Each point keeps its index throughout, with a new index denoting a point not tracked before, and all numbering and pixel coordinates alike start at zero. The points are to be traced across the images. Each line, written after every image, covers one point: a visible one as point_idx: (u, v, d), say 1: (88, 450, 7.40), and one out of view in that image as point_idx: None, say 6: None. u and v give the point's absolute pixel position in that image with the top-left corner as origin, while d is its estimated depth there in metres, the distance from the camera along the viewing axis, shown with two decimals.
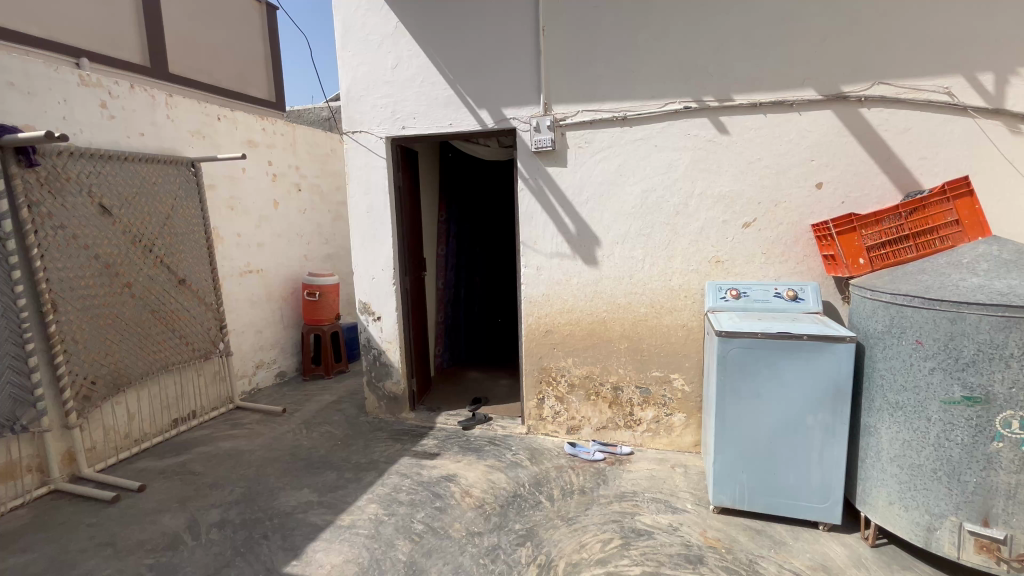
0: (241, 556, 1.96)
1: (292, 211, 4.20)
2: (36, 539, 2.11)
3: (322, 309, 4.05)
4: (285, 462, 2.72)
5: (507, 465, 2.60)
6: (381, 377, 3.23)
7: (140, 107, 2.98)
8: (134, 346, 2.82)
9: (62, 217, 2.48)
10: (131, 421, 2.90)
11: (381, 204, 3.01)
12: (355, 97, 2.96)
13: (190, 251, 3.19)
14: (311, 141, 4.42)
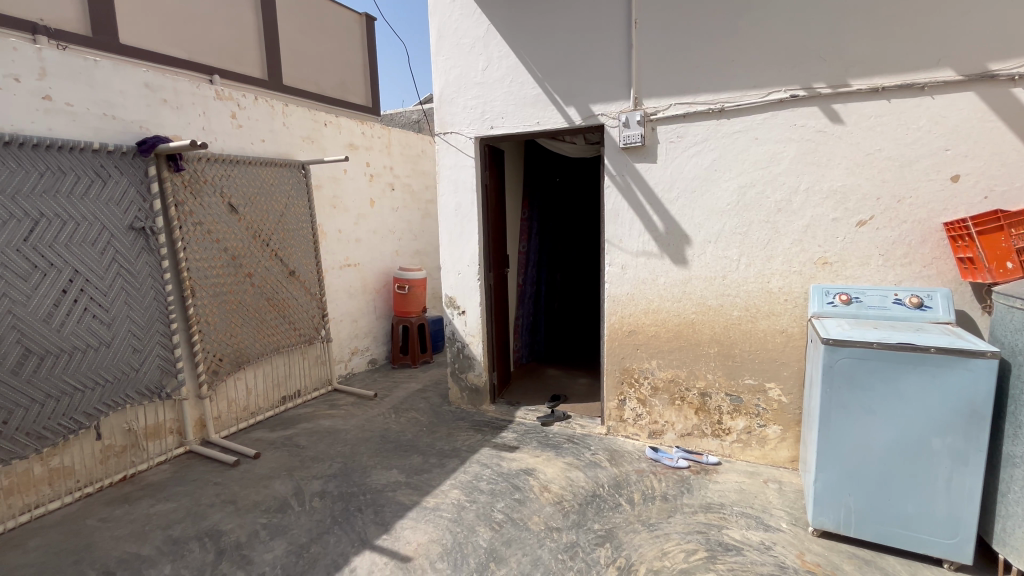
0: (339, 525, 2.14)
1: (386, 209, 4.48)
2: (176, 491, 2.47)
3: (411, 301, 4.28)
4: (376, 443, 2.92)
5: (585, 464, 2.58)
6: (464, 369, 3.35)
7: (262, 116, 3.34)
8: (252, 329, 3.18)
9: (199, 215, 2.86)
10: (249, 395, 3.27)
11: (468, 202, 3.12)
12: (447, 99, 3.09)
13: (300, 246, 3.52)
14: (404, 143, 4.66)
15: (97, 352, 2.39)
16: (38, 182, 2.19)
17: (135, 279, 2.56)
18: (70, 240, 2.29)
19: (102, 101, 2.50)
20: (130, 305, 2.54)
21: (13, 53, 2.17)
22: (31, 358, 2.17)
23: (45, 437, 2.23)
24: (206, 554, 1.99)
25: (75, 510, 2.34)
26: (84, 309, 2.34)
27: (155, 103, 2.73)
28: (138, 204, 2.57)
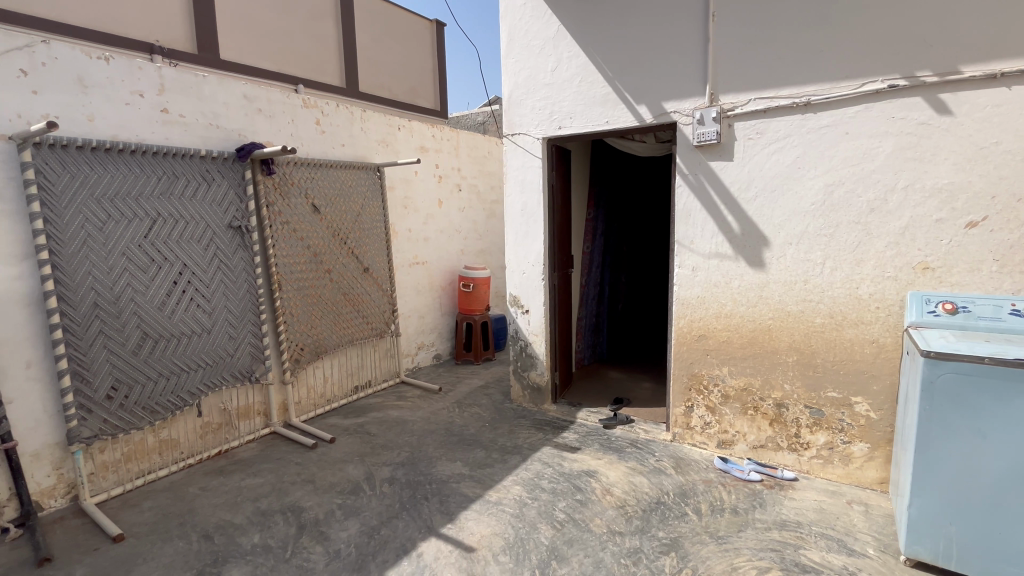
0: (406, 511, 2.24)
1: (453, 209, 4.61)
2: (262, 468, 2.69)
3: (476, 299, 4.38)
4: (441, 435, 3.02)
5: (649, 470, 2.53)
6: (527, 367, 3.38)
7: (343, 122, 3.55)
8: (330, 321, 3.40)
9: (287, 215, 3.10)
10: (325, 383, 3.50)
11: (535, 202, 3.15)
12: (516, 101, 3.14)
13: (373, 244, 3.71)
14: (472, 145, 4.77)
15: (199, 338, 2.67)
16: (156, 185, 2.48)
17: (232, 273, 2.82)
18: (180, 237, 2.57)
19: (209, 112, 2.78)
20: (228, 296, 2.80)
21: (139, 72, 2.48)
22: (148, 341, 2.46)
23: (157, 411, 2.52)
24: (289, 528, 2.16)
25: (180, 478, 2.63)
26: (190, 299, 2.62)
27: (251, 113, 2.99)
28: (236, 205, 2.83)
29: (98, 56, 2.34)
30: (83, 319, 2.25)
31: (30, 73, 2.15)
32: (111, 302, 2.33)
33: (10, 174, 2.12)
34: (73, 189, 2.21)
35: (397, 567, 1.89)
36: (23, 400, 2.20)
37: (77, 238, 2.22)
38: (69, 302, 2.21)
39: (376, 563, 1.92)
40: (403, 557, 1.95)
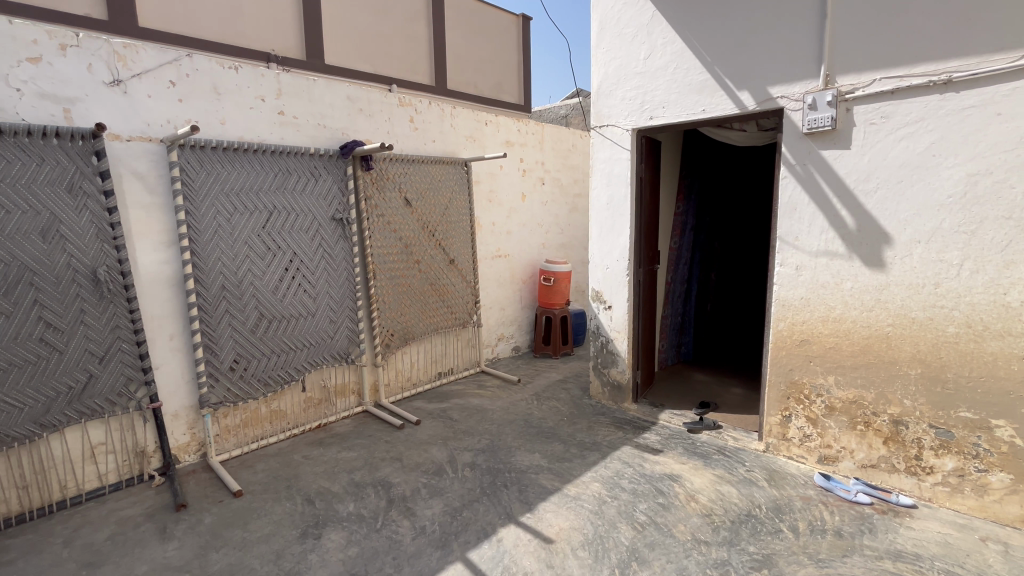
0: (487, 496, 2.31)
1: (536, 203, 4.62)
2: (356, 443, 2.91)
3: (556, 293, 4.38)
4: (520, 426, 3.07)
5: (739, 480, 2.38)
6: (607, 364, 3.32)
7: (434, 119, 3.69)
8: (417, 309, 3.57)
9: (382, 208, 3.29)
10: (412, 368, 3.69)
11: (622, 195, 3.07)
12: (605, 91, 3.07)
13: (459, 237, 3.83)
14: (556, 138, 4.75)
15: (305, 320, 2.93)
16: (272, 181, 2.75)
17: (334, 261, 3.06)
18: (291, 228, 2.83)
19: (317, 113, 3.02)
20: (329, 283, 3.04)
21: (261, 79, 2.76)
22: (264, 320, 2.74)
23: (269, 383, 2.81)
24: (380, 500, 2.31)
25: (287, 445, 2.91)
26: (299, 284, 2.88)
27: (354, 112, 3.21)
28: (338, 199, 3.06)
29: (229, 66, 2.64)
30: (213, 298, 2.57)
31: (177, 83, 2.48)
32: (235, 285, 2.63)
33: (161, 171, 2.46)
34: (208, 184, 2.52)
35: (478, 549, 1.96)
36: (167, 367, 2.56)
37: (209, 227, 2.53)
38: (203, 283, 2.53)
39: (458, 543, 2.00)
40: (484, 540, 2.01)
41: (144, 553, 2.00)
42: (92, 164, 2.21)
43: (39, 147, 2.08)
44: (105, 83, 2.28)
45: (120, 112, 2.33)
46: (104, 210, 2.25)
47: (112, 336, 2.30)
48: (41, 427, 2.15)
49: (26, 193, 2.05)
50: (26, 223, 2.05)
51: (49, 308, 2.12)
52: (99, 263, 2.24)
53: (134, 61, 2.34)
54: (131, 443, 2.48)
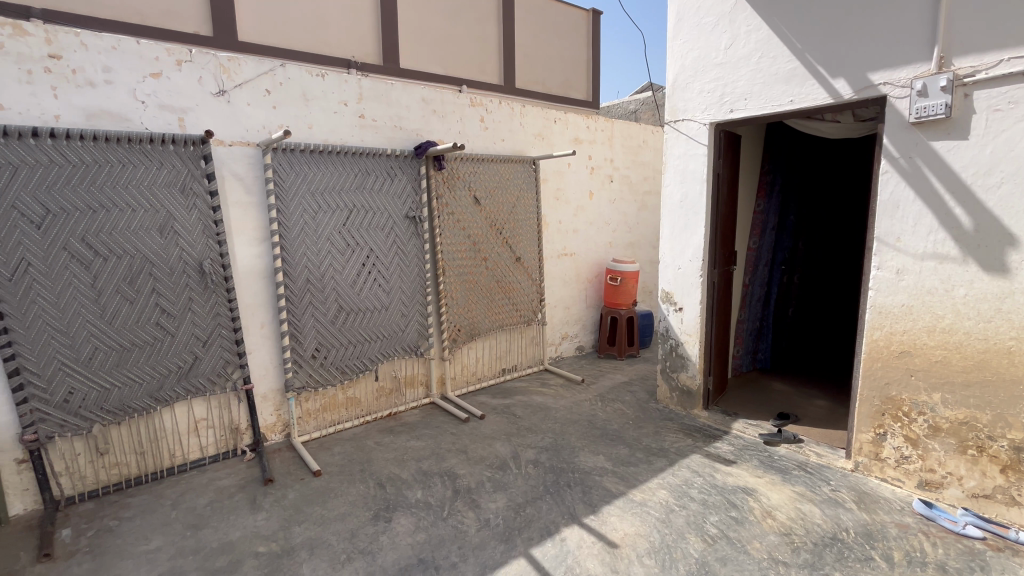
0: (550, 494, 2.32)
1: (604, 200, 4.54)
2: (424, 433, 3.02)
3: (623, 294, 4.28)
4: (584, 427, 3.04)
5: (822, 499, 2.21)
6: (676, 368, 3.21)
7: (504, 118, 3.73)
8: (483, 306, 3.63)
9: (453, 206, 3.38)
10: (477, 363, 3.77)
11: (696, 192, 2.94)
12: (681, 85, 2.95)
13: (526, 235, 3.85)
14: (626, 135, 4.64)
15: (379, 313, 3.08)
16: (352, 181, 2.91)
17: (406, 258, 3.19)
18: (368, 225, 2.98)
19: (394, 115, 3.16)
20: (402, 278, 3.18)
21: (344, 85, 2.93)
22: (342, 312, 2.91)
23: (346, 371, 2.98)
24: (446, 490, 2.39)
25: (361, 431, 3.08)
26: (374, 279, 3.03)
27: (428, 114, 3.32)
28: (412, 198, 3.18)
29: (317, 74, 2.82)
30: (299, 290, 2.76)
31: (273, 92, 2.69)
32: (318, 278, 2.82)
33: (256, 173, 2.68)
34: (296, 185, 2.71)
35: (541, 546, 1.96)
36: (259, 352, 2.79)
37: (297, 224, 2.73)
38: (290, 276, 2.73)
39: (522, 538, 2.02)
40: (547, 538, 2.02)
41: (237, 520, 2.20)
42: (200, 167, 2.46)
43: (158, 152, 2.34)
44: (212, 94, 2.52)
45: (223, 120, 2.57)
46: (209, 209, 2.49)
47: (213, 323, 2.55)
48: (155, 401, 2.43)
49: (147, 193, 2.32)
50: (147, 220, 2.32)
51: (163, 295, 2.39)
52: (204, 256, 2.49)
53: (237, 73, 2.57)
54: (227, 420, 2.74)
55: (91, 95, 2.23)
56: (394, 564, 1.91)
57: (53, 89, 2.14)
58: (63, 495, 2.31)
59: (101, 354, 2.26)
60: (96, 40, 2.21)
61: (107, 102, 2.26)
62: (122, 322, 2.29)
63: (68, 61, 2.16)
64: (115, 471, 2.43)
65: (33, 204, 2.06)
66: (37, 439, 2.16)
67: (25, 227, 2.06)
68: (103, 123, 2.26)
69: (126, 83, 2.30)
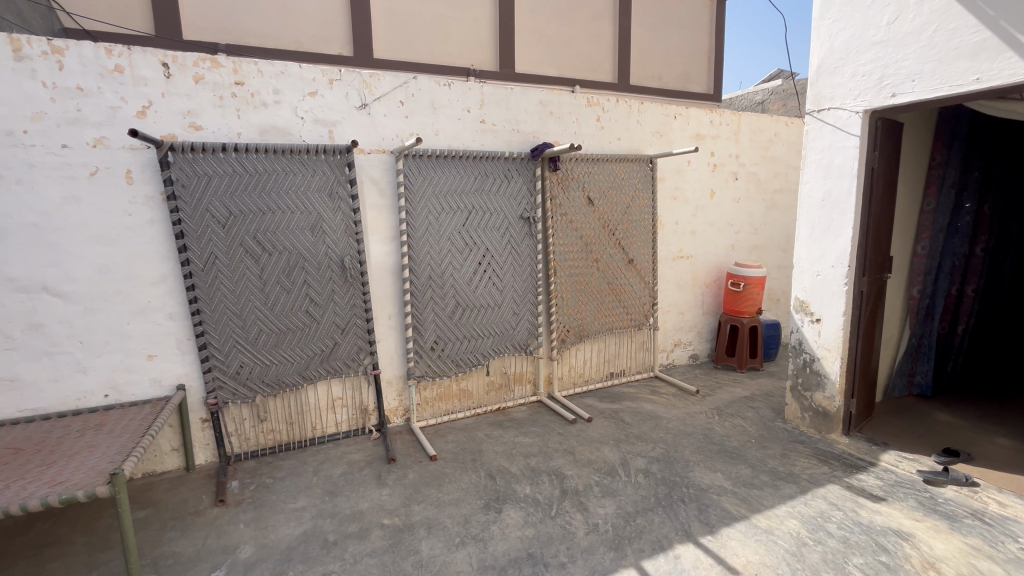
0: (663, 507, 2.22)
1: (726, 200, 4.22)
2: (532, 430, 3.07)
3: (746, 301, 3.94)
4: (699, 440, 2.86)
5: (1005, 558, 1.83)
6: (810, 387, 2.88)
7: (621, 116, 3.63)
8: (593, 307, 3.59)
9: (566, 207, 3.39)
10: (584, 365, 3.73)
11: (843, 189, 2.62)
12: (828, 69, 2.64)
13: (640, 236, 3.72)
14: (756, 128, 4.26)
15: (493, 310, 3.19)
16: (472, 183, 3.05)
17: (520, 257, 3.26)
18: (485, 226, 3.11)
19: (513, 119, 3.25)
20: (515, 277, 3.26)
21: (468, 93, 3.08)
22: (459, 308, 3.08)
23: (461, 364, 3.14)
24: (554, 489, 2.40)
25: (472, 422, 3.23)
26: (489, 277, 3.15)
27: (545, 116, 3.36)
28: (527, 199, 3.25)
29: (444, 83, 3.01)
30: (422, 286, 2.97)
31: (406, 102, 2.93)
32: (439, 276, 3.01)
33: (390, 177, 2.93)
34: (424, 188, 2.92)
35: (653, 560, 1.90)
36: (386, 341, 3.06)
37: (422, 224, 2.94)
38: (415, 272, 2.94)
39: (633, 549, 1.97)
40: (660, 552, 1.94)
41: (366, 492, 2.43)
42: (344, 174, 2.76)
43: (312, 161, 2.67)
44: (356, 108, 2.81)
45: (364, 130, 2.85)
46: (350, 211, 2.79)
47: (350, 313, 2.84)
48: (303, 378, 2.78)
49: (303, 197, 2.65)
50: (302, 221, 2.66)
51: (312, 287, 2.72)
52: (345, 253, 2.79)
53: (376, 87, 2.84)
54: (358, 401, 3.04)
55: (264, 114, 2.62)
56: (505, 555, 1.97)
57: (237, 111, 2.56)
58: (233, 452, 2.75)
59: (264, 335, 2.64)
60: (269, 67, 2.59)
61: (275, 120, 2.64)
62: (280, 309, 2.65)
63: (248, 87, 2.56)
64: (271, 436, 2.83)
65: (219, 207, 2.48)
66: (217, 403, 2.60)
67: (214, 226, 2.48)
68: (272, 137, 2.65)
69: (290, 102, 2.66)
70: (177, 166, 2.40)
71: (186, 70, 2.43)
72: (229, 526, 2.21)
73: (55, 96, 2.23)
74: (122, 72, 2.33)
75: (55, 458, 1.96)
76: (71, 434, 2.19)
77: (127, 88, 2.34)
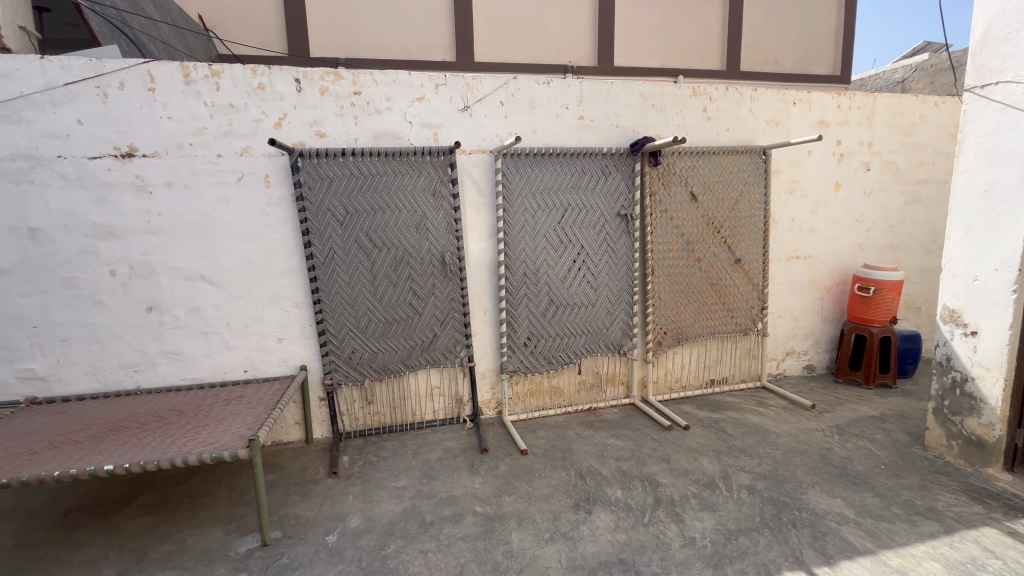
0: (770, 529, 2.04)
1: (855, 194, 3.75)
2: (624, 433, 2.99)
3: (877, 308, 3.47)
4: (814, 460, 2.58)
5: None
6: (960, 411, 2.46)
7: (730, 105, 3.38)
8: (694, 310, 3.39)
9: (667, 203, 3.24)
10: (682, 370, 3.55)
11: (1014, 178, 2.19)
12: (997, 37, 2.22)
13: (749, 234, 3.44)
14: (895, 110, 3.72)
15: (586, 309, 3.15)
16: (569, 180, 3.04)
17: (616, 255, 3.18)
18: (581, 223, 3.08)
19: (612, 114, 3.17)
20: (610, 276, 3.19)
21: (567, 89, 3.07)
22: (553, 305, 3.08)
23: (553, 362, 3.15)
24: (647, 497, 2.31)
25: (562, 420, 3.23)
26: (583, 275, 3.12)
27: (646, 109, 3.23)
28: (625, 195, 3.16)
29: (543, 82, 3.02)
30: (516, 283, 3.02)
31: (505, 102, 2.99)
32: (533, 273, 3.04)
33: (488, 176, 3.02)
34: (520, 186, 2.97)
35: None
36: (482, 335, 3.16)
37: (518, 221, 2.99)
38: (510, 268, 3.00)
39: (734, 568, 1.84)
40: None
41: (460, 479, 2.54)
42: (447, 173, 2.89)
43: (419, 163, 2.84)
44: (459, 110, 2.93)
45: (466, 131, 2.96)
46: (452, 209, 2.91)
47: (449, 307, 2.98)
48: (405, 366, 2.97)
49: (409, 197, 2.83)
50: (408, 219, 2.84)
51: (415, 281, 2.89)
52: (445, 249, 2.93)
53: (478, 89, 2.94)
54: (454, 391, 3.17)
55: (378, 120, 2.83)
56: (595, 557, 1.94)
57: (355, 118, 2.80)
58: (345, 429, 3.02)
59: (373, 325, 2.86)
60: (382, 76, 2.80)
61: (387, 125, 2.85)
62: (388, 300, 2.86)
63: (365, 95, 2.79)
64: (376, 418, 3.07)
65: (338, 206, 2.73)
66: (332, 383, 2.88)
67: (333, 224, 2.74)
68: (384, 141, 2.86)
69: (400, 108, 2.85)
70: (305, 170, 2.68)
71: (314, 83, 2.71)
72: (340, 496, 2.43)
73: (213, 113, 2.61)
74: (264, 89, 2.65)
75: (208, 422, 2.30)
76: (219, 402, 2.56)
77: (267, 103, 2.67)
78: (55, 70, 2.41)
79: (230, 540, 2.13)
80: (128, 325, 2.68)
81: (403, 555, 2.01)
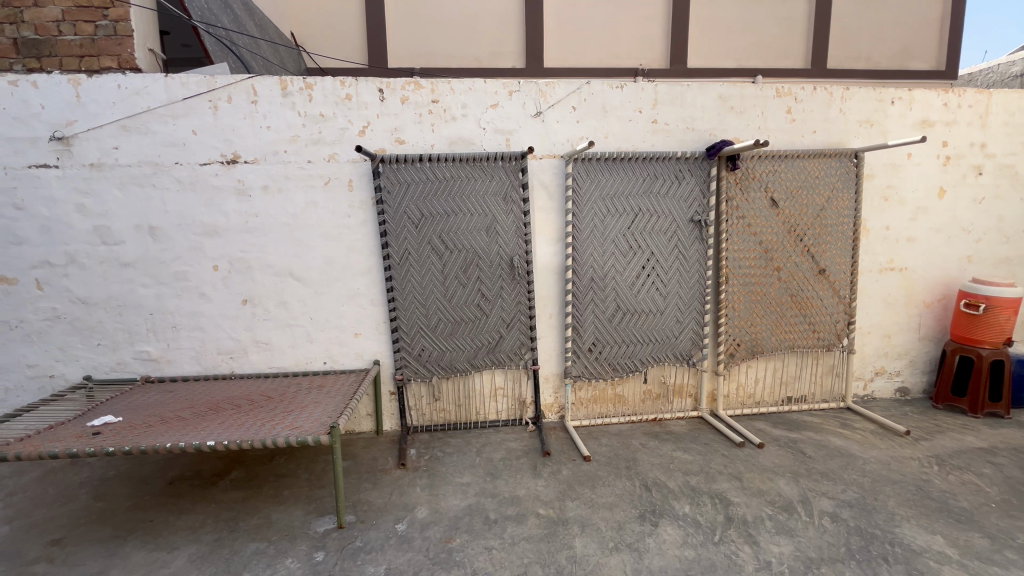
0: (857, 561, 1.90)
1: (962, 200, 3.39)
2: (692, 447, 2.88)
3: (987, 327, 3.12)
4: (909, 491, 2.36)
5: None
6: None
7: (818, 105, 3.18)
8: (771, 321, 3.21)
9: (744, 209, 3.10)
10: (756, 385, 3.37)
11: None
12: None
13: (836, 243, 3.21)
14: (1015, 107, 3.33)
15: (655, 316, 3.08)
16: (640, 185, 2.99)
17: (687, 262, 3.08)
18: (652, 229, 3.02)
19: (688, 117, 3.09)
20: (681, 284, 3.09)
21: (641, 93, 3.02)
22: (619, 311, 3.04)
23: (617, 369, 3.11)
24: (717, 514, 2.22)
25: (626, 429, 3.16)
26: (652, 282, 3.05)
27: (724, 112, 3.12)
28: (699, 201, 3.06)
29: (616, 86, 3.00)
30: (584, 287, 3.01)
31: (578, 107, 3.00)
32: (601, 278, 3.01)
33: (558, 181, 3.03)
34: (591, 191, 2.96)
35: None
36: (547, 339, 3.17)
37: (587, 226, 2.98)
38: (578, 273, 3.00)
39: None
40: None
41: (523, 480, 2.56)
42: (518, 178, 2.94)
43: (490, 168, 2.91)
44: (532, 116, 2.98)
45: (538, 137, 3.00)
46: (521, 213, 2.95)
47: (515, 309, 3.02)
48: (472, 365, 3.04)
49: (481, 201, 2.90)
50: (479, 222, 2.91)
51: (484, 282, 2.96)
52: (514, 252, 2.97)
53: (552, 95, 2.97)
54: (517, 392, 3.21)
55: (453, 127, 2.93)
56: (662, 571, 1.90)
57: (432, 126, 2.92)
58: (412, 424, 3.13)
59: (443, 324, 2.97)
60: (459, 85, 2.90)
61: (462, 132, 2.94)
62: (457, 300, 2.95)
63: (442, 103, 2.90)
64: (441, 414, 3.16)
65: (414, 209, 2.86)
66: (402, 378, 3.01)
67: (409, 226, 2.87)
68: (458, 147, 2.96)
69: (474, 115, 2.94)
70: (385, 175, 2.83)
71: (396, 93, 2.86)
72: (408, 487, 2.53)
73: (306, 122, 2.82)
74: (350, 99, 2.84)
75: (292, 407, 2.49)
76: (301, 390, 2.76)
77: (353, 112, 2.85)
78: (176, 87, 2.72)
79: (309, 520, 2.28)
80: (226, 315, 2.95)
81: (468, 549, 2.06)
